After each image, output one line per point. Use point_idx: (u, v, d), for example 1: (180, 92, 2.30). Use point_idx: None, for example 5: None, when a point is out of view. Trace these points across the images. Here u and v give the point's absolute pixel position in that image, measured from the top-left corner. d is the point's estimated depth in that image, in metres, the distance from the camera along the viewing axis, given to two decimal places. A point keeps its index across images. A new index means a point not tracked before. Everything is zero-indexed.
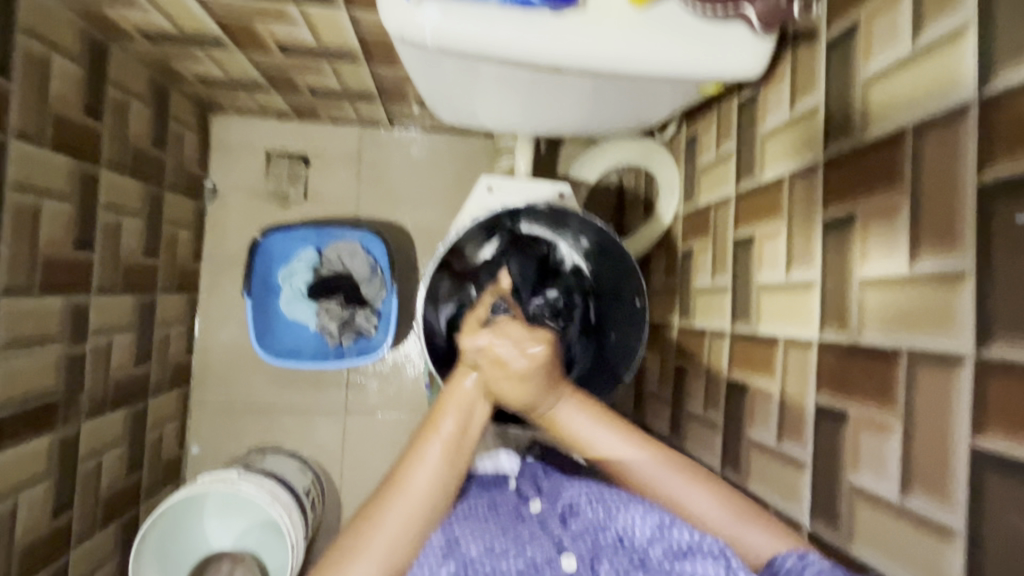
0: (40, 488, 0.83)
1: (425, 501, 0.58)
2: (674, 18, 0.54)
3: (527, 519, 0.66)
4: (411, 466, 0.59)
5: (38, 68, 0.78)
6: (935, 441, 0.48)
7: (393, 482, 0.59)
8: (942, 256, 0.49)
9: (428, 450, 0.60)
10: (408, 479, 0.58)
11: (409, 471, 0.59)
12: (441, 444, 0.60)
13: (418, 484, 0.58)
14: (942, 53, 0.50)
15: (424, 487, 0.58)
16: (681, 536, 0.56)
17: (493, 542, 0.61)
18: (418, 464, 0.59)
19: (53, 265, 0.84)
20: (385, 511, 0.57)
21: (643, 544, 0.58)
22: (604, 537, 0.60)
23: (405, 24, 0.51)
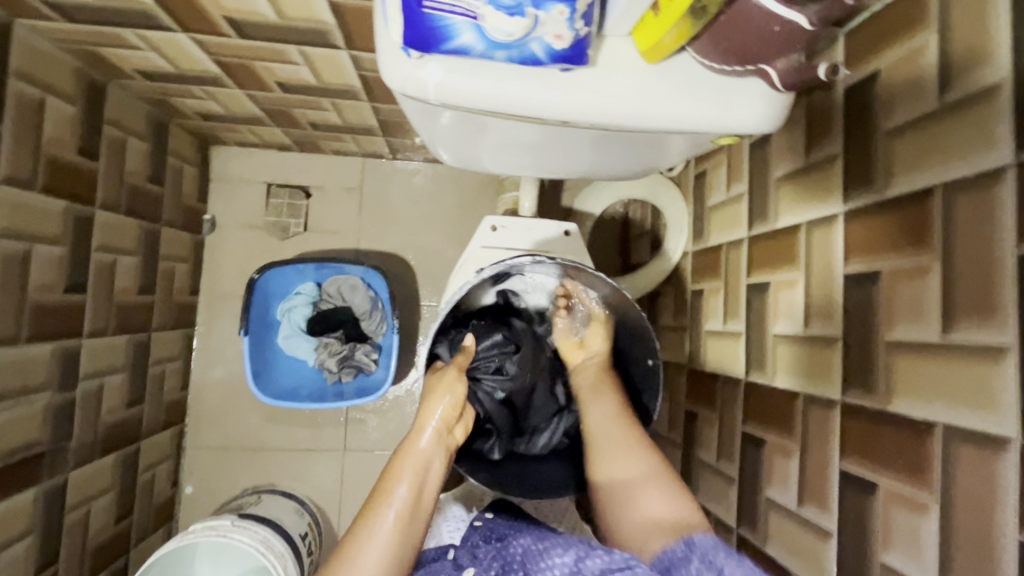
0: (23, 544, 0.79)
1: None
2: (689, 72, 0.51)
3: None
4: (360, 542, 0.58)
5: (31, 110, 0.76)
6: (978, 530, 0.44)
7: (340, 562, 0.57)
8: (980, 327, 0.45)
9: (378, 525, 0.59)
10: (357, 556, 0.57)
11: (358, 549, 0.58)
12: (390, 519, 0.59)
13: (369, 563, 0.57)
14: (974, 111, 0.47)
15: (374, 565, 0.57)
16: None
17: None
18: (368, 541, 0.58)
19: (44, 311, 0.82)
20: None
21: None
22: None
23: (407, 81, 0.49)
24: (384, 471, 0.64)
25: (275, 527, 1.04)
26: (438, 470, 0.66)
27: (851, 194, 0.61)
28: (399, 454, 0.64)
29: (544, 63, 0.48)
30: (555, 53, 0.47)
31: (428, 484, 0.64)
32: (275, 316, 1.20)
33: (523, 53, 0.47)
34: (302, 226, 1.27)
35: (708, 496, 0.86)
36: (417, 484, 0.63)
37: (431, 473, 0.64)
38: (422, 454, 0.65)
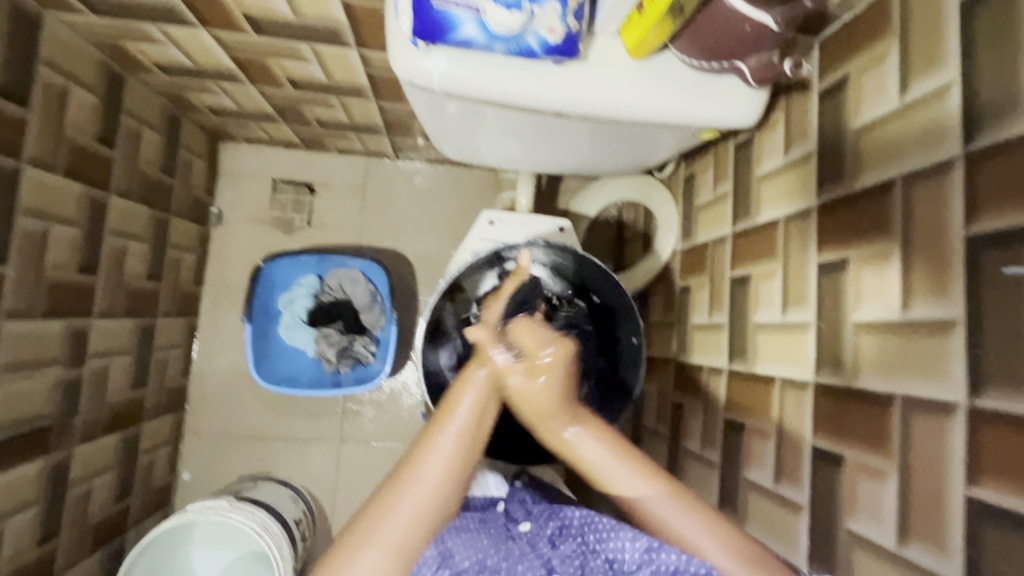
0: (27, 514, 0.82)
1: (437, 491, 0.56)
2: (672, 68, 0.56)
3: (517, 538, 0.62)
4: (423, 455, 0.57)
5: (56, 98, 0.80)
6: (931, 490, 0.48)
7: (403, 471, 0.57)
8: (934, 304, 0.50)
9: (439, 442, 0.58)
10: (418, 467, 0.56)
11: (420, 461, 0.57)
12: (451, 439, 0.58)
13: (430, 475, 0.56)
14: (929, 109, 0.52)
15: (436, 477, 0.56)
16: (670, 559, 0.53)
17: (484, 555, 0.58)
18: (430, 454, 0.57)
19: (58, 289, 0.85)
20: (399, 498, 0.55)
21: (631, 567, 0.55)
22: (595, 561, 0.57)
23: (414, 71, 0.53)
24: (449, 391, 0.62)
25: (271, 511, 1.07)
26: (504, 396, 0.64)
27: (824, 188, 0.65)
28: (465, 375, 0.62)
29: (539, 56, 0.53)
30: (549, 46, 0.52)
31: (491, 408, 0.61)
32: (278, 306, 1.24)
33: (520, 46, 0.52)
34: (306, 221, 1.32)
35: (693, 482, 0.89)
36: (482, 409, 0.61)
37: (492, 404, 0.62)
38: (485, 384, 0.62)
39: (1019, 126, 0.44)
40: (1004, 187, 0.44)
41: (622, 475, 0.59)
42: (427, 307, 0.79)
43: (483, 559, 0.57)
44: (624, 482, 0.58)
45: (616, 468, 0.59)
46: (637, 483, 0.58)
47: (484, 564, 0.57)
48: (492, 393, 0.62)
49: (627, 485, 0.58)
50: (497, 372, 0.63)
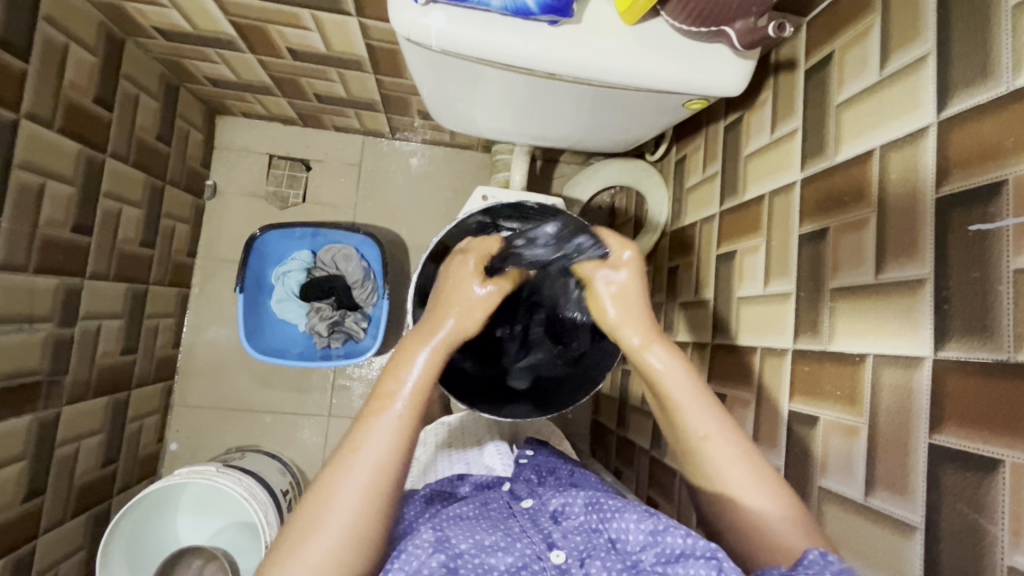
0: (15, 468, 0.82)
1: (386, 469, 0.52)
2: (662, 34, 0.59)
3: (518, 515, 0.62)
4: (366, 434, 0.53)
5: (55, 55, 0.81)
6: (898, 441, 0.50)
7: (347, 451, 0.53)
8: (905, 265, 0.52)
9: (384, 415, 0.54)
10: (364, 445, 0.53)
11: (363, 439, 0.53)
12: (400, 410, 0.55)
13: (375, 451, 0.53)
14: (906, 81, 0.54)
15: (382, 454, 0.52)
16: (675, 542, 0.51)
17: (481, 538, 0.55)
18: (374, 431, 0.53)
19: (51, 246, 0.86)
20: (345, 479, 0.51)
21: (635, 549, 0.53)
22: (598, 539, 0.55)
23: (413, 26, 0.55)
24: (390, 362, 0.58)
25: (259, 479, 1.07)
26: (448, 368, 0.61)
27: (807, 162, 0.67)
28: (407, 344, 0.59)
29: (534, 13, 0.55)
30: (544, 3, 0.54)
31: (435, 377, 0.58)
32: (271, 279, 1.25)
33: (516, 3, 0.54)
34: (301, 197, 1.33)
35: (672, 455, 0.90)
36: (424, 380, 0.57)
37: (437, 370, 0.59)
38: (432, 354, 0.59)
39: (988, 92, 0.46)
40: (974, 150, 0.47)
41: (692, 403, 0.59)
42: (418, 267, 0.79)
43: (480, 541, 0.54)
44: (689, 413, 0.59)
45: (684, 395, 0.59)
46: (708, 419, 0.58)
47: (481, 546, 0.53)
48: (437, 364, 0.59)
49: (694, 416, 0.58)
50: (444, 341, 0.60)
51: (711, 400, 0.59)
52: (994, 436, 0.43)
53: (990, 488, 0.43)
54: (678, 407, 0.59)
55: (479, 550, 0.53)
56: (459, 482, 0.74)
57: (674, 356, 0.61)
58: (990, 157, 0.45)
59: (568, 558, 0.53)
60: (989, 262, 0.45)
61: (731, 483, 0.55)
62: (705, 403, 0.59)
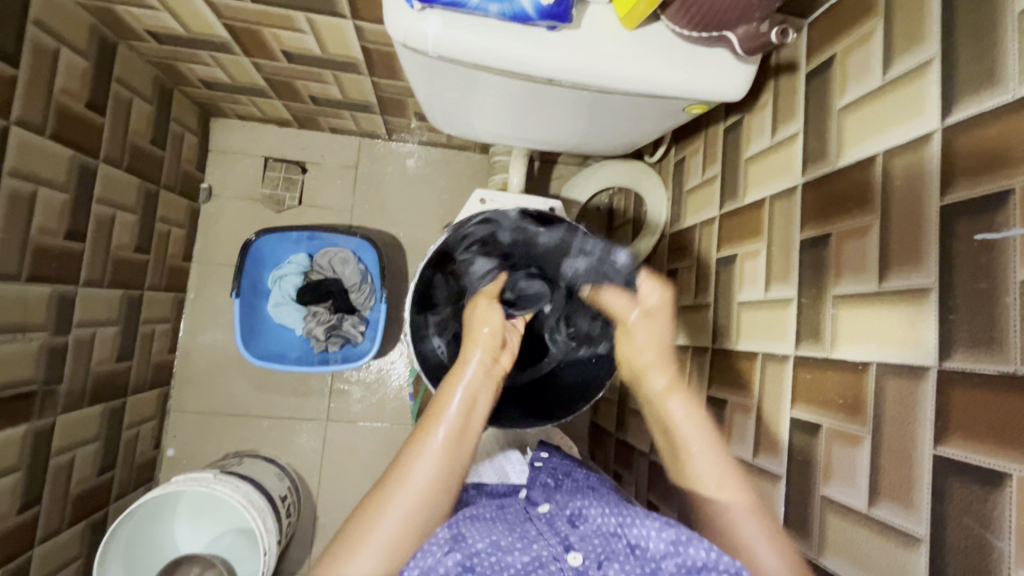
0: (10, 479, 0.81)
1: (426, 493, 0.56)
2: (663, 39, 0.58)
3: (535, 519, 0.60)
4: (411, 459, 0.58)
5: (46, 60, 0.80)
6: (902, 451, 0.50)
7: (391, 476, 0.57)
8: (908, 273, 0.51)
9: (427, 444, 0.59)
10: (408, 470, 0.57)
11: (409, 466, 0.58)
12: (440, 440, 0.60)
13: (421, 477, 0.57)
14: (910, 86, 0.54)
15: (424, 479, 0.57)
16: (697, 554, 0.50)
17: (498, 538, 0.54)
18: (418, 456, 0.58)
19: (44, 253, 0.85)
20: (387, 503, 0.55)
21: (656, 556, 0.52)
22: (616, 544, 0.54)
23: (409, 32, 0.54)
24: (433, 400, 0.64)
25: (257, 485, 1.06)
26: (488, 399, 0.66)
27: (809, 166, 0.66)
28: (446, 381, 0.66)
29: (533, 19, 0.54)
30: (542, 8, 0.53)
31: (477, 411, 0.64)
32: (267, 283, 1.24)
33: (515, 8, 0.53)
34: (297, 200, 1.31)
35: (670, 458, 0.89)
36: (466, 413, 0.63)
37: (479, 398, 0.66)
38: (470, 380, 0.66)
39: (994, 99, 0.46)
40: (979, 158, 0.46)
41: (703, 458, 0.62)
42: (418, 274, 0.77)
43: (496, 541, 0.53)
44: (702, 466, 0.62)
45: (702, 451, 0.62)
46: (717, 468, 0.61)
47: (497, 545, 0.53)
48: (469, 402, 0.64)
49: (705, 460, 0.62)
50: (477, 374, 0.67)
51: (723, 451, 0.63)
52: (1002, 449, 0.42)
53: (997, 502, 0.42)
54: (692, 455, 0.63)
55: (495, 549, 0.52)
56: (473, 488, 0.72)
57: (688, 405, 0.67)
58: (995, 165, 0.45)
59: (586, 561, 0.53)
60: (996, 272, 0.44)
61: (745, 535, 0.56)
62: (718, 455, 0.62)
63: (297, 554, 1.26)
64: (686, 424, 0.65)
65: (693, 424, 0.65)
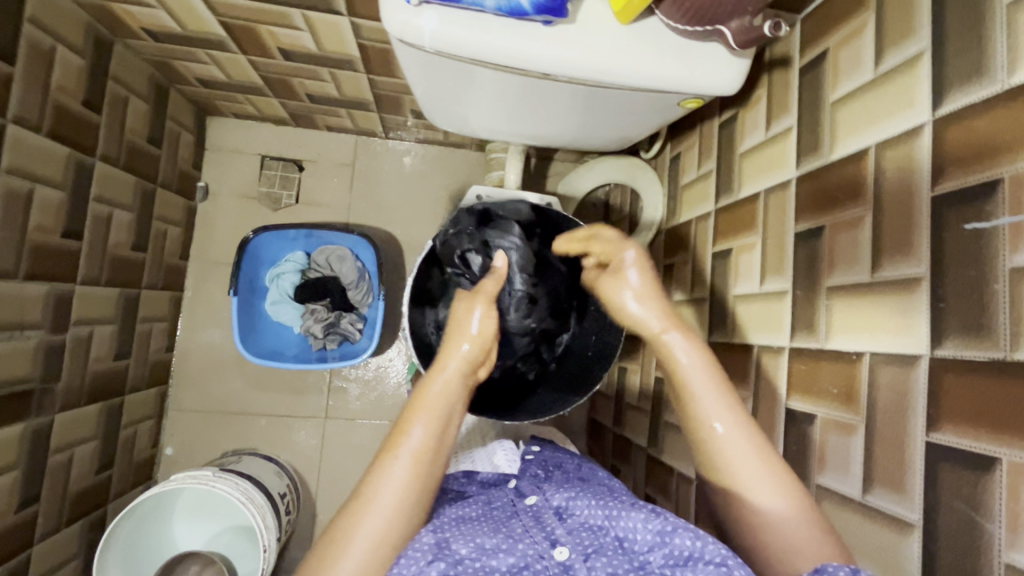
0: (8, 477, 0.81)
1: (394, 521, 0.52)
2: (657, 34, 0.58)
3: (522, 513, 0.62)
4: (377, 480, 0.53)
5: (42, 57, 0.80)
6: (895, 438, 0.50)
7: (357, 499, 0.52)
8: (900, 264, 0.52)
9: (394, 465, 0.53)
10: (375, 494, 0.52)
11: (375, 488, 0.52)
12: (406, 461, 0.53)
13: (388, 501, 0.52)
14: (901, 78, 0.54)
15: (392, 504, 0.52)
16: (683, 544, 0.51)
17: (483, 539, 0.54)
18: (383, 479, 0.53)
19: (41, 252, 0.85)
20: (353, 531, 0.50)
21: (643, 549, 0.53)
22: (604, 538, 0.55)
23: (406, 28, 0.54)
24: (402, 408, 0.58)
25: (255, 482, 1.07)
26: (465, 400, 0.60)
27: (803, 159, 0.67)
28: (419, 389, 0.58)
29: (528, 14, 0.54)
30: (538, 3, 0.54)
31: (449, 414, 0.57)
32: (265, 281, 1.24)
33: (510, 3, 0.54)
34: (294, 198, 1.32)
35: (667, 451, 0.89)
36: (438, 426, 0.56)
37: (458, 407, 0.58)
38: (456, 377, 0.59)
39: (983, 90, 0.46)
40: (969, 148, 0.47)
41: (722, 417, 0.57)
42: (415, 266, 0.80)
43: (482, 543, 0.54)
44: (730, 436, 0.56)
45: (713, 397, 0.57)
46: (724, 411, 0.57)
47: (483, 548, 0.53)
48: (445, 406, 0.57)
49: (711, 408, 0.57)
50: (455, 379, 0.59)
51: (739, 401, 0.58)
52: (991, 433, 0.43)
53: (987, 486, 0.43)
54: (708, 416, 0.57)
55: (480, 553, 0.52)
56: (464, 480, 0.73)
57: (691, 346, 0.60)
58: (985, 155, 0.45)
59: (572, 555, 0.53)
60: (985, 260, 0.45)
61: (760, 500, 0.53)
62: (737, 410, 0.57)
63: (296, 552, 1.26)
64: (702, 374, 0.59)
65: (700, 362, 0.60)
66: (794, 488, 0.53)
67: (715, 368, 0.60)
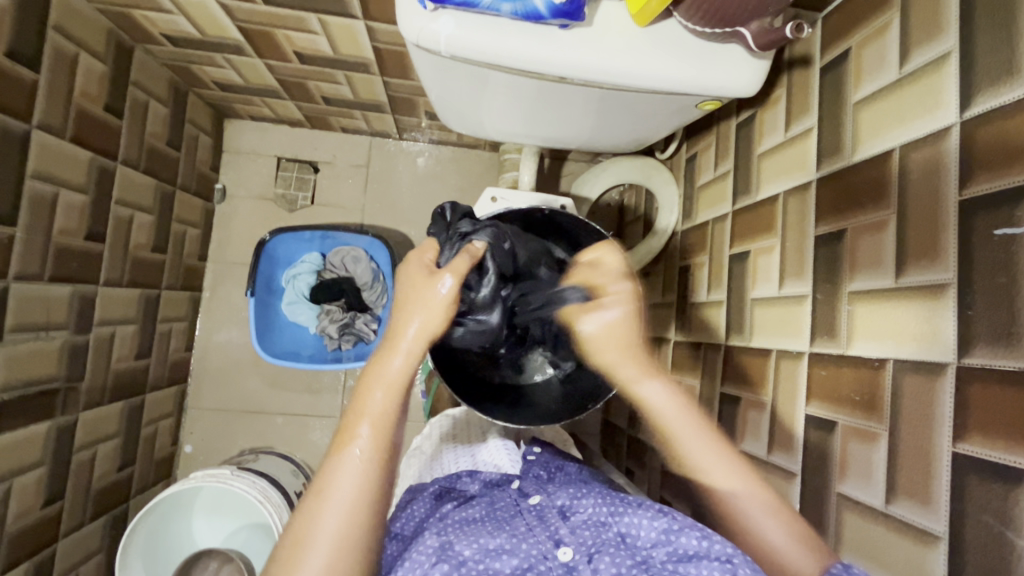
0: (34, 474, 0.83)
1: (357, 512, 0.51)
2: (674, 35, 0.58)
3: (525, 512, 0.62)
4: (332, 473, 0.52)
5: (65, 63, 0.81)
6: (919, 448, 0.49)
7: (315, 494, 0.51)
8: (925, 269, 0.51)
9: (348, 457, 0.52)
10: (332, 487, 0.51)
11: (330, 481, 0.52)
12: (363, 449, 0.53)
13: (346, 492, 0.51)
14: (927, 79, 0.53)
15: (351, 494, 0.51)
16: (688, 543, 0.51)
17: (486, 540, 0.55)
18: (341, 470, 0.52)
19: (65, 254, 0.87)
20: (315, 529, 0.49)
21: (646, 545, 0.53)
22: (607, 534, 0.55)
23: (422, 34, 0.55)
24: (353, 394, 0.56)
25: (272, 481, 1.08)
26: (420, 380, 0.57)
27: (824, 161, 0.66)
28: (369, 367, 0.56)
29: (544, 18, 0.54)
30: (555, 7, 0.53)
31: (398, 399, 0.55)
32: (281, 282, 1.25)
33: (526, 7, 0.53)
34: (309, 199, 1.33)
35: None
36: (390, 408, 0.54)
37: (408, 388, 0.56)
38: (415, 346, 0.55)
39: (1014, 91, 0.45)
40: (999, 151, 0.45)
41: (686, 434, 0.63)
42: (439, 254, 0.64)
43: (485, 544, 0.55)
44: (692, 442, 0.62)
45: (684, 425, 0.63)
46: (727, 470, 0.60)
47: (486, 550, 0.54)
48: (399, 392, 0.55)
49: (716, 467, 0.60)
50: (407, 359, 0.55)
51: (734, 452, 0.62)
52: (1021, 446, 0.42)
53: (1017, 500, 0.42)
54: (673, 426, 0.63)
55: (483, 555, 0.53)
56: (467, 479, 0.73)
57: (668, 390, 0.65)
58: (1016, 159, 0.44)
59: (577, 556, 0.54)
60: (1016, 267, 0.44)
61: (714, 478, 0.60)
62: (683, 404, 0.65)
63: None
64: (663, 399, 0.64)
65: (676, 405, 0.64)
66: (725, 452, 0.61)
67: (663, 376, 0.65)
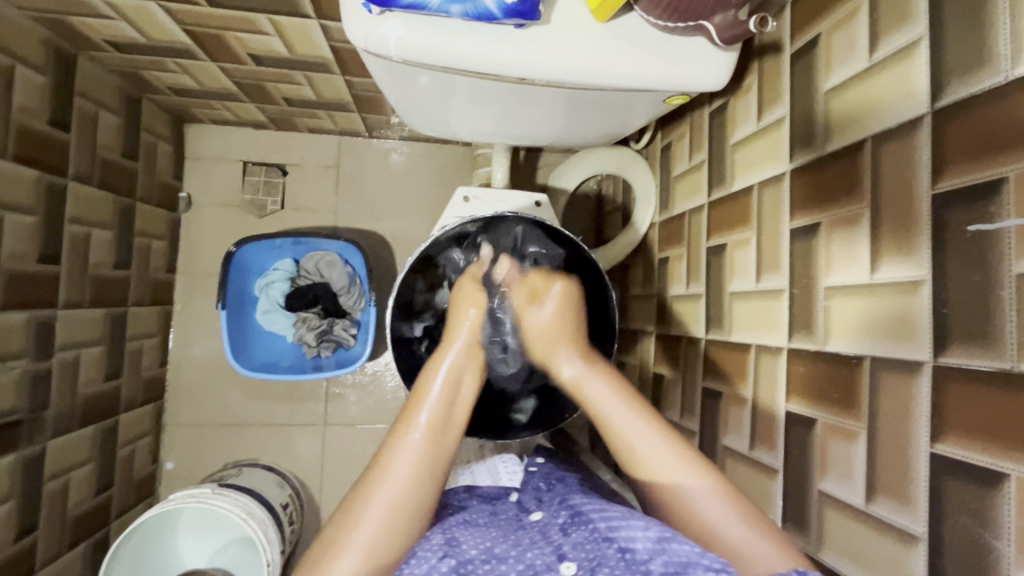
0: (2, 509, 0.80)
1: (407, 489, 0.58)
2: (636, 29, 0.55)
3: (528, 527, 0.63)
4: (393, 451, 0.61)
5: (0, 77, 0.76)
6: (897, 447, 0.49)
7: (373, 471, 0.60)
8: (900, 264, 0.50)
9: (409, 438, 0.62)
10: (390, 465, 0.59)
11: (390, 460, 0.60)
12: (420, 436, 0.62)
13: (399, 473, 0.59)
14: (897, 68, 0.51)
15: (404, 474, 0.59)
16: (682, 549, 0.51)
17: (492, 545, 0.57)
18: (398, 452, 0.60)
19: (17, 279, 0.83)
20: (371, 499, 0.57)
21: (644, 558, 0.51)
22: (608, 549, 0.53)
23: (371, 39, 0.52)
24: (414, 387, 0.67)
25: (256, 496, 1.06)
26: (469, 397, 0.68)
27: (796, 152, 0.64)
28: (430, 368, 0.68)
29: (497, 18, 0.51)
30: (508, 7, 0.51)
31: (458, 403, 0.66)
32: (254, 291, 1.22)
33: (478, 8, 0.51)
34: (279, 204, 1.29)
35: None
36: (445, 407, 0.65)
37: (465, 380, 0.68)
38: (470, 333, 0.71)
39: (985, 81, 0.43)
40: (970, 143, 0.44)
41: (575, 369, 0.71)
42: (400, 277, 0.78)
43: (490, 549, 0.56)
44: (587, 376, 0.70)
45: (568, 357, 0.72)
46: (675, 470, 0.59)
47: (492, 553, 0.55)
48: (454, 392, 0.66)
49: (655, 451, 0.61)
50: (455, 362, 0.68)
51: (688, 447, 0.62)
52: (998, 446, 0.41)
53: (995, 501, 0.41)
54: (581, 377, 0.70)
55: (489, 557, 0.54)
56: (465, 494, 0.73)
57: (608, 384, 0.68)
58: (988, 151, 0.43)
59: (578, 570, 0.52)
60: (990, 264, 0.42)
61: (628, 428, 0.63)
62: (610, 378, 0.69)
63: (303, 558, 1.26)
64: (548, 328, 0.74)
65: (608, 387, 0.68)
66: (623, 389, 0.67)
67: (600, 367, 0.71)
